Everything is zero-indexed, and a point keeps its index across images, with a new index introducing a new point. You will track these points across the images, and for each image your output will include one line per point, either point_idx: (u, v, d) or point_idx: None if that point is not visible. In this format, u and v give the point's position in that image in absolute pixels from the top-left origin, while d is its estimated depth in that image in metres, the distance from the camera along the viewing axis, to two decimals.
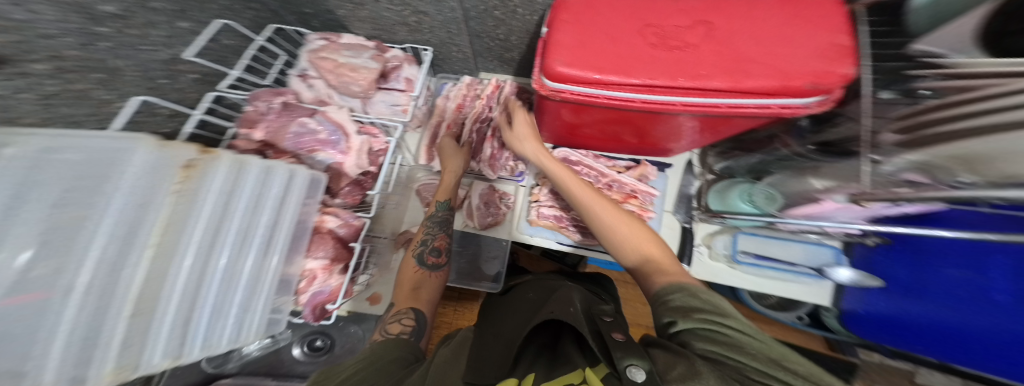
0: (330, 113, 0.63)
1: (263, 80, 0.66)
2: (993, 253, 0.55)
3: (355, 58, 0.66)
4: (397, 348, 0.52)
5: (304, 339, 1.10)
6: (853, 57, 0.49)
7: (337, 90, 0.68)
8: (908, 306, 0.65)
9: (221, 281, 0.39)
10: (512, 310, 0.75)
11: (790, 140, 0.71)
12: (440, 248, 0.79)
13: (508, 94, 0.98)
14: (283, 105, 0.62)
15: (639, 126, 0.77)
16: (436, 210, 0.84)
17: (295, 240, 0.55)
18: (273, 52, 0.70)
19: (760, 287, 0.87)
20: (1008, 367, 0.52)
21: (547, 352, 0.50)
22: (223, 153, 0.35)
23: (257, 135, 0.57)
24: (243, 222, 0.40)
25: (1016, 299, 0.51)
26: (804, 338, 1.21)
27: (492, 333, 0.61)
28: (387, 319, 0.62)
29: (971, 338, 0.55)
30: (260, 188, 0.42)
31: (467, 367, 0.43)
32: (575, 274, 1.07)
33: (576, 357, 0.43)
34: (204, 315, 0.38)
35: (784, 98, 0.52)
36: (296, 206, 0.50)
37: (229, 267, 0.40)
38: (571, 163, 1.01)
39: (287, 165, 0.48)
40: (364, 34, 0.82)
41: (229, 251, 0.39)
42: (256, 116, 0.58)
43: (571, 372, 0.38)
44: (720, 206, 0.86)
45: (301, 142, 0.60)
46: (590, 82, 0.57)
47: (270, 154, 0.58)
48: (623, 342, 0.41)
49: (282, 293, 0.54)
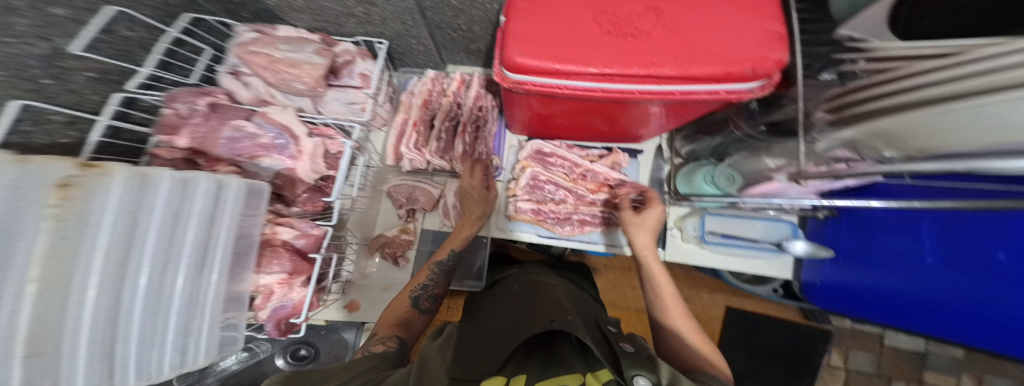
0: (271, 114, 0.58)
1: (189, 81, 0.61)
2: (921, 219, 0.60)
3: (295, 53, 0.60)
4: (382, 363, 0.57)
5: (286, 349, 1.07)
6: (784, 43, 0.52)
7: (279, 88, 0.62)
8: (857, 274, 0.70)
9: (144, 309, 0.34)
10: (495, 297, 0.79)
11: (743, 123, 0.73)
12: (439, 295, 0.79)
13: (477, 87, 0.94)
14: (210, 106, 0.56)
15: (609, 114, 0.76)
16: (446, 258, 0.83)
17: (240, 257, 0.49)
18: (195, 46, 0.63)
19: (727, 266, 0.90)
20: (929, 323, 0.57)
21: (541, 351, 0.55)
22: (115, 165, 0.28)
23: (181, 142, 0.52)
24: (161, 243, 0.35)
25: (942, 261, 0.55)
26: (782, 309, 1.33)
27: (479, 328, 0.66)
28: (371, 342, 0.65)
29: (901, 300, 0.61)
30: (177, 204, 0.36)
31: (451, 366, 0.50)
32: (559, 263, 1.10)
33: (570, 357, 0.50)
34: (131, 347, 0.34)
35: (730, 84, 0.53)
36: (231, 218, 0.45)
37: (151, 293, 0.35)
38: (544, 154, 1.01)
39: (215, 175, 0.42)
40: (307, 26, 0.76)
41: (148, 276, 0.34)
42: (177, 120, 0.52)
43: (570, 375, 0.44)
44: (687, 189, 0.89)
45: (238, 148, 0.54)
46: (548, 72, 0.56)
47: (203, 163, 0.54)
48: (631, 353, 0.50)
49: (234, 311, 0.50)
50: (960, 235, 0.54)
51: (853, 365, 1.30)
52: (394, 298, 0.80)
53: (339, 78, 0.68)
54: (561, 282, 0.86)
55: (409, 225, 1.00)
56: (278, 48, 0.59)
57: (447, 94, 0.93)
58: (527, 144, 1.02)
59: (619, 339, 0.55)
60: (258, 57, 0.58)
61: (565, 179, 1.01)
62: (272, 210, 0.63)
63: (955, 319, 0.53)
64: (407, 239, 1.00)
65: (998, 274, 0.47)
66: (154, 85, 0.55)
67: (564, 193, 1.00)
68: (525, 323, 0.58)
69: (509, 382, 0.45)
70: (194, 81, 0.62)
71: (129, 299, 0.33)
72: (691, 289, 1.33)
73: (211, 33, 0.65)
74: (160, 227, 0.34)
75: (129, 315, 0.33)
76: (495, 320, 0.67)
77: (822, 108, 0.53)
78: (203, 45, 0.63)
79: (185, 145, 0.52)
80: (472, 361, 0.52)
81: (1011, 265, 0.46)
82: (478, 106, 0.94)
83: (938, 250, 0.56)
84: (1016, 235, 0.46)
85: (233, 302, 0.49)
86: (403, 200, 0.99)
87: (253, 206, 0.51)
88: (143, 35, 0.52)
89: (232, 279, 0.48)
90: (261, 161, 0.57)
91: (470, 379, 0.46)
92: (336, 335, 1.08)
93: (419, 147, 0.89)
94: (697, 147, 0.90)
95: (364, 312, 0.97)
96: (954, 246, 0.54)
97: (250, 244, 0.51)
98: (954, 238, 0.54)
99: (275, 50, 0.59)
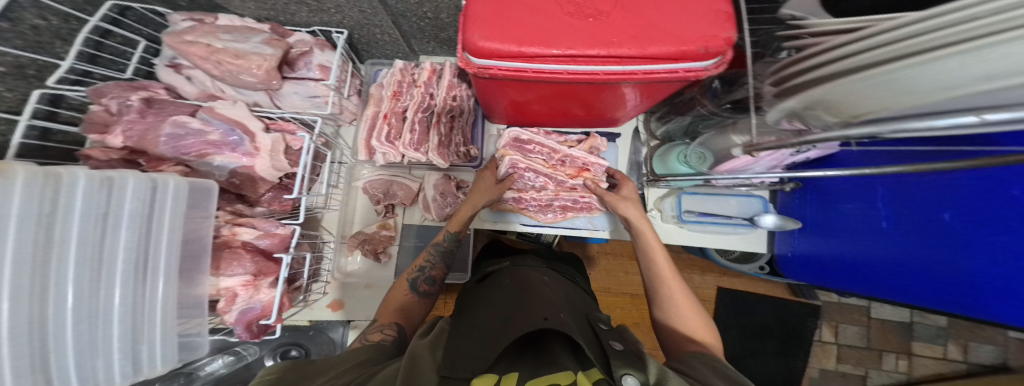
0: (218, 109, 0.57)
1: (123, 76, 0.61)
2: (876, 186, 0.63)
3: (239, 43, 0.57)
4: (377, 355, 0.53)
5: (275, 351, 1.06)
6: (733, 22, 0.52)
7: (226, 81, 0.59)
8: (820, 243, 0.73)
9: (76, 318, 0.33)
10: (486, 294, 0.77)
11: (706, 101, 0.73)
12: (435, 278, 0.80)
13: (449, 76, 0.91)
14: (145, 101, 0.55)
15: (585, 98, 0.75)
16: (443, 239, 0.85)
17: (191, 262, 0.48)
18: (126, 38, 0.61)
19: (706, 242, 0.92)
20: (886, 286, 0.61)
21: (532, 351, 0.52)
22: (14, 167, 0.26)
23: (116, 141, 0.52)
24: (86, 248, 0.33)
25: (897, 225, 0.58)
26: (771, 286, 1.39)
27: (469, 324, 0.62)
28: (369, 330, 0.63)
29: (864, 266, 0.64)
30: (100, 207, 0.34)
31: (441, 361, 0.44)
32: (548, 252, 1.10)
33: (563, 358, 0.46)
34: (66, 357, 0.33)
35: (688, 62, 0.53)
36: (175, 220, 0.43)
37: (82, 301, 0.34)
38: (522, 142, 0.97)
39: (147, 175, 0.40)
40: (252, 16, 0.71)
41: (73, 283, 0.33)
42: (108, 118, 0.52)
43: (562, 373, 0.40)
44: (663, 171, 0.90)
45: (182, 146, 0.54)
46: (513, 56, 0.55)
47: (144, 162, 0.54)
48: (621, 352, 0.48)
49: (190, 315, 0.48)
50: (912, 199, 0.57)
51: (844, 339, 1.36)
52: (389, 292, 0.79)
53: (296, 71, 0.67)
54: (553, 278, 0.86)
55: (388, 221, 0.99)
56: (219, 37, 0.56)
57: (417, 84, 0.89)
58: (504, 132, 0.99)
59: (611, 338, 0.53)
60: (195, 48, 0.54)
61: (545, 166, 0.99)
62: (235, 211, 0.63)
63: (914, 281, 0.56)
64: (387, 235, 0.97)
65: (948, 235, 0.51)
66: (83, 80, 0.54)
67: (544, 180, 0.98)
68: (516, 321, 0.54)
69: (502, 379, 0.40)
70: (130, 75, 0.62)
71: (54, 308, 0.31)
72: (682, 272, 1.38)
73: (144, 22, 0.63)
74: (82, 230, 0.32)
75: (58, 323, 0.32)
76: (485, 317, 0.63)
77: (769, 81, 0.48)
78: (136, 37, 0.61)
79: (120, 144, 0.52)
80: (464, 358, 0.46)
81: (957, 224, 0.50)
82: (451, 95, 0.90)
83: (891, 215, 0.60)
84: (962, 196, 0.50)
85: (190, 308, 0.48)
86: (380, 196, 0.95)
87: (200, 207, 0.49)
88: (58, 26, 0.49)
89: (186, 283, 0.47)
90: (212, 159, 0.56)
91: (461, 377, 0.41)
92: (324, 335, 1.07)
93: (392, 140, 0.85)
94: (670, 128, 0.91)
95: (348, 310, 0.96)
96: (905, 210, 0.57)
97: (202, 247, 0.50)
98: (904, 203, 0.58)
99: (216, 39, 0.56)
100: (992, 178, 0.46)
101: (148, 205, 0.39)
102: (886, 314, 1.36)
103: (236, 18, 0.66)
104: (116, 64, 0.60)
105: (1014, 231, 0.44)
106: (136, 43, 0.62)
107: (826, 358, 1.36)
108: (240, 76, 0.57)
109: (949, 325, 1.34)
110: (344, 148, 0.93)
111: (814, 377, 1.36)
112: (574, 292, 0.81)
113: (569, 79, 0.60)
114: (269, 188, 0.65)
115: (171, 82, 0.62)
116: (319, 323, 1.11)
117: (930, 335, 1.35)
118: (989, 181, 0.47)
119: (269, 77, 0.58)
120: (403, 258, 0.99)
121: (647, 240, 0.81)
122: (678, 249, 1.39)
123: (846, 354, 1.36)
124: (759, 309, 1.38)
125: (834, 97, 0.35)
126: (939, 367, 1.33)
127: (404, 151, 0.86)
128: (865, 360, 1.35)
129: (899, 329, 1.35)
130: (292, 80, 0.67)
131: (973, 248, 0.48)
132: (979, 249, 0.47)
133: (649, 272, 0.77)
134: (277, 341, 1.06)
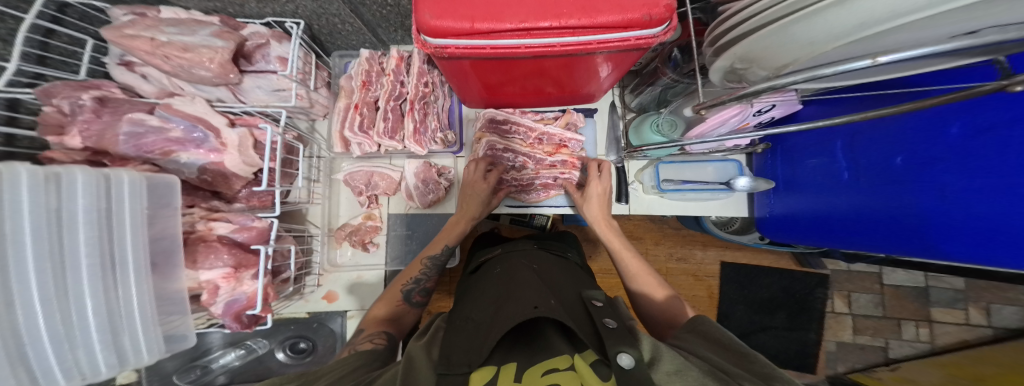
0: (175, 106, 0.60)
1: (77, 78, 0.61)
2: (835, 139, 0.64)
3: (187, 36, 0.58)
4: (371, 361, 0.54)
5: (284, 344, 1.07)
6: None
7: (179, 75, 0.60)
8: (792, 201, 0.75)
9: (47, 314, 0.38)
10: (479, 285, 0.78)
11: (668, 71, 0.73)
12: (429, 289, 0.84)
13: (418, 63, 0.87)
14: (97, 100, 0.57)
15: (557, 77, 0.73)
16: (440, 253, 0.88)
17: (160, 255, 0.53)
18: (74, 39, 0.60)
19: (686, 210, 0.93)
20: (854, 236, 0.62)
21: (529, 335, 0.54)
22: None
23: (74, 142, 0.54)
24: (43, 245, 0.36)
25: (853, 174, 0.60)
26: (776, 258, 1.41)
27: (463, 318, 0.63)
28: (357, 340, 0.62)
29: (830, 218, 0.66)
30: (55, 202, 0.37)
31: (435, 363, 0.47)
32: (542, 234, 1.11)
33: (559, 344, 0.49)
34: (43, 342, 0.38)
35: (636, 30, 0.52)
36: (132, 213, 0.46)
37: (48, 296, 0.38)
38: (498, 123, 0.95)
39: (98, 171, 0.42)
40: (200, 9, 0.70)
41: (39, 279, 0.37)
42: (61, 119, 0.54)
43: (558, 357, 0.45)
44: (638, 142, 0.88)
45: (146, 145, 0.57)
46: (468, 33, 0.52)
47: (108, 161, 0.57)
48: (613, 330, 0.50)
49: (166, 311, 0.54)
50: (867, 148, 0.58)
51: (858, 309, 1.37)
52: (385, 290, 0.83)
53: (254, 64, 0.70)
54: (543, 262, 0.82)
55: (372, 212, 1.00)
56: (163, 31, 0.58)
57: (386, 72, 0.88)
58: (481, 114, 0.96)
59: (605, 315, 0.56)
60: (138, 42, 0.54)
61: (523, 145, 0.99)
62: (210, 207, 0.67)
63: (873, 227, 0.57)
64: (372, 225, 1.00)
65: (898, 178, 0.53)
66: (35, 83, 0.54)
67: (523, 159, 0.99)
68: (508, 308, 0.55)
69: (501, 369, 0.44)
70: (83, 76, 0.62)
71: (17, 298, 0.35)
72: (683, 248, 1.40)
73: (87, 20, 0.61)
74: (36, 229, 0.35)
75: (27, 315, 0.36)
76: (479, 308, 0.64)
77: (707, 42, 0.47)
78: (83, 37, 0.61)
79: (79, 145, 0.54)
80: (460, 350, 0.50)
81: (907, 167, 0.51)
82: (422, 82, 0.88)
83: (851, 166, 0.61)
84: (908, 140, 0.52)
85: (171, 305, 0.55)
86: (362, 187, 0.96)
87: (165, 202, 0.53)
88: None
89: (158, 278, 0.53)
90: (178, 157, 0.60)
91: (458, 372, 0.44)
92: (326, 327, 1.03)
93: (365, 130, 0.86)
94: (643, 100, 0.91)
95: (344, 299, 1.00)
96: (862, 159, 0.59)
97: (174, 243, 0.55)
98: (859, 152, 0.59)
99: (160, 33, 0.57)
100: (933, 117, 0.49)
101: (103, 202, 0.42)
102: (899, 280, 1.36)
103: (182, 11, 0.66)
104: (67, 65, 0.60)
105: (954, 167, 0.45)
106: (84, 43, 0.62)
107: (840, 330, 1.37)
108: (193, 71, 0.59)
109: (966, 287, 1.35)
110: (321, 142, 0.96)
111: (829, 350, 1.37)
112: (562, 271, 0.80)
113: (530, 53, 0.58)
114: (244, 184, 0.68)
115: (127, 82, 0.64)
116: (318, 314, 1.05)
117: (948, 300, 1.36)
118: (931, 122, 0.49)
119: (223, 70, 0.60)
120: (392, 246, 1.01)
121: (618, 252, 0.85)
122: (677, 226, 1.40)
123: (861, 324, 1.36)
124: (766, 282, 1.39)
125: (758, 50, 0.35)
126: (964, 334, 1.34)
127: (378, 140, 0.87)
128: (883, 330, 1.36)
129: (914, 295, 1.36)
130: (252, 74, 0.71)
131: (921, 187, 0.49)
132: (928, 188, 0.48)
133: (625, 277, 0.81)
134: (284, 334, 1.06)
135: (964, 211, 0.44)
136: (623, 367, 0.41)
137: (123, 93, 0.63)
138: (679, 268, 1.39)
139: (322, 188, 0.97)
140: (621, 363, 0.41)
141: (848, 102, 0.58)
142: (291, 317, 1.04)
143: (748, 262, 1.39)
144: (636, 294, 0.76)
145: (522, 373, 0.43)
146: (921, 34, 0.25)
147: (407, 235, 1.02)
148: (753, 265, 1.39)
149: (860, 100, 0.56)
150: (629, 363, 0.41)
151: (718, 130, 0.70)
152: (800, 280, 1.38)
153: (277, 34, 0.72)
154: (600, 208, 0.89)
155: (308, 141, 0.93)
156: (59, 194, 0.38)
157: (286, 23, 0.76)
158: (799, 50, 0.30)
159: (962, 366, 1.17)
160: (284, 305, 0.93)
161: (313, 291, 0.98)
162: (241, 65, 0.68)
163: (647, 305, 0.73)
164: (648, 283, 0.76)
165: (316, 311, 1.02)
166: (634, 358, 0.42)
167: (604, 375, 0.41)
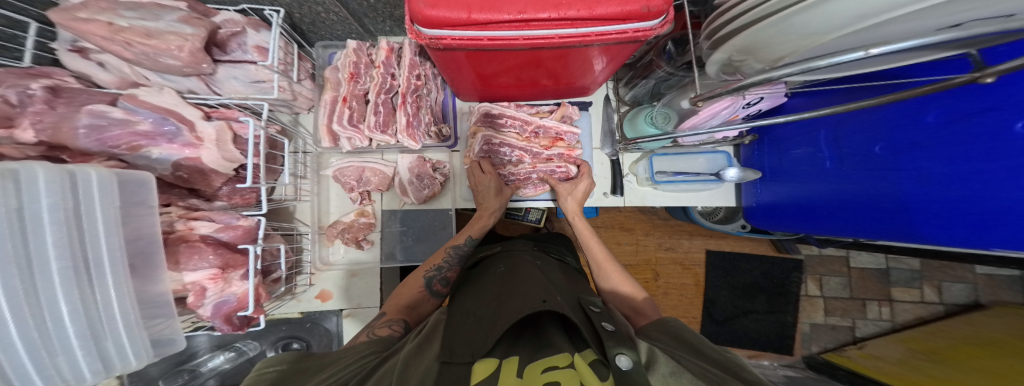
0: (140, 97, 0.57)
1: (22, 65, 0.57)
2: (819, 129, 0.68)
3: (150, 22, 0.54)
4: (382, 348, 0.53)
5: (275, 345, 1.02)
6: None
7: (140, 61, 0.56)
8: (778, 190, 0.80)
9: (18, 320, 0.36)
10: (478, 275, 0.78)
11: (662, 63, 0.73)
12: (451, 279, 0.81)
13: (410, 54, 0.84)
14: (49, 90, 0.53)
15: (551, 68, 0.71)
16: (464, 243, 0.88)
17: (141, 256, 0.50)
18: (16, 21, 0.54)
19: (678, 200, 0.96)
20: (839, 222, 0.66)
21: (529, 332, 0.54)
22: None
23: (26, 136, 0.50)
24: (5, 247, 0.33)
25: (835, 163, 0.64)
26: (757, 245, 1.47)
27: (461, 307, 0.63)
28: (376, 324, 0.63)
29: (815, 206, 0.70)
30: (14, 201, 0.34)
31: (440, 349, 0.47)
32: (537, 235, 1.10)
33: (560, 341, 0.48)
34: (17, 352, 0.37)
35: (633, 23, 0.51)
36: (104, 213, 0.43)
37: (18, 302, 0.36)
38: (493, 117, 0.93)
39: (62, 167, 0.39)
40: None
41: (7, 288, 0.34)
42: (7, 110, 0.48)
43: (559, 355, 0.44)
44: (633, 134, 0.89)
45: (112, 137, 0.55)
46: (464, 24, 0.49)
47: (68, 156, 0.55)
48: (612, 332, 0.50)
49: (149, 317, 0.51)
50: (849, 138, 0.62)
51: (828, 290, 1.44)
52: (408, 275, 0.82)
53: (228, 53, 0.68)
54: (546, 261, 0.83)
55: (365, 208, 0.97)
56: (120, 15, 0.53)
57: (376, 64, 0.84)
58: (476, 108, 0.95)
59: (602, 319, 0.55)
60: (93, 26, 0.50)
61: (518, 139, 0.97)
62: (188, 206, 0.65)
63: (855, 214, 0.61)
64: (366, 221, 0.96)
65: (878, 165, 0.56)
66: None
67: (519, 153, 0.97)
68: (511, 308, 0.52)
69: (502, 364, 0.43)
70: (29, 63, 0.58)
71: None
72: (671, 237, 1.45)
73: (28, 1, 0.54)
74: None
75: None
76: (478, 300, 0.63)
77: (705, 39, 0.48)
78: (26, 20, 0.54)
79: (32, 139, 0.50)
80: (462, 342, 0.48)
81: (886, 155, 0.55)
82: (414, 75, 0.84)
83: (833, 155, 0.65)
84: (888, 129, 0.55)
85: (155, 307, 0.52)
86: (353, 183, 0.93)
87: (142, 201, 0.50)
88: None
89: (139, 279, 0.50)
90: (148, 152, 0.58)
91: (462, 361, 0.43)
92: (320, 326, 0.99)
93: (355, 123, 0.83)
94: (636, 92, 0.90)
95: (337, 298, 0.95)
96: (845, 148, 0.62)
97: (152, 244, 0.52)
98: (842, 141, 0.63)
99: (118, 17, 0.53)
100: (913, 106, 0.51)
101: (70, 202, 0.39)
102: (864, 262, 1.44)
103: None
104: (8, 51, 0.55)
105: (930, 154, 0.49)
106: (31, 26, 0.56)
107: (814, 312, 1.44)
108: (159, 59, 0.56)
109: (922, 267, 1.43)
110: (306, 137, 0.94)
111: (803, 331, 1.44)
112: (562, 274, 0.79)
113: (528, 45, 0.56)
114: (224, 181, 0.67)
115: (81, 69, 0.60)
116: (312, 314, 1.01)
117: (907, 280, 1.44)
118: (910, 111, 0.52)
119: (194, 59, 0.57)
120: (386, 242, 0.99)
121: (586, 241, 0.90)
122: (666, 216, 1.44)
123: (830, 305, 1.44)
124: (749, 268, 1.45)
125: (758, 41, 0.35)
126: (918, 310, 1.42)
127: (370, 135, 0.83)
128: (850, 311, 1.43)
129: (877, 276, 1.44)
130: (227, 63, 0.68)
131: (901, 174, 0.53)
132: (908, 175, 0.52)
133: (592, 264, 0.85)
134: (276, 335, 1.01)
135: (937, 197, 0.49)
136: (621, 368, 0.42)
137: (78, 82, 0.59)
138: (667, 257, 1.45)
139: (309, 184, 0.95)
140: (620, 364, 0.42)
141: (836, 92, 0.60)
142: (283, 317, 0.99)
143: (733, 248, 1.45)
144: (603, 286, 0.80)
145: (523, 368, 0.42)
146: (911, 26, 0.26)
147: (401, 230, 1.00)
148: (738, 251, 1.45)
149: (844, 92, 0.59)
150: (627, 364, 0.42)
151: (712, 122, 0.72)
152: (778, 267, 1.45)
153: (253, 22, 0.69)
154: (574, 207, 0.92)
155: (292, 135, 0.92)
156: (17, 192, 0.34)
157: (262, 10, 0.72)
158: (796, 41, 0.31)
159: (920, 340, 1.29)
160: (275, 306, 0.88)
161: (306, 291, 0.93)
162: (214, 54, 0.66)
163: (613, 299, 0.76)
164: (617, 277, 0.80)
165: (309, 311, 0.98)
166: (632, 360, 0.43)
167: (604, 375, 0.40)
